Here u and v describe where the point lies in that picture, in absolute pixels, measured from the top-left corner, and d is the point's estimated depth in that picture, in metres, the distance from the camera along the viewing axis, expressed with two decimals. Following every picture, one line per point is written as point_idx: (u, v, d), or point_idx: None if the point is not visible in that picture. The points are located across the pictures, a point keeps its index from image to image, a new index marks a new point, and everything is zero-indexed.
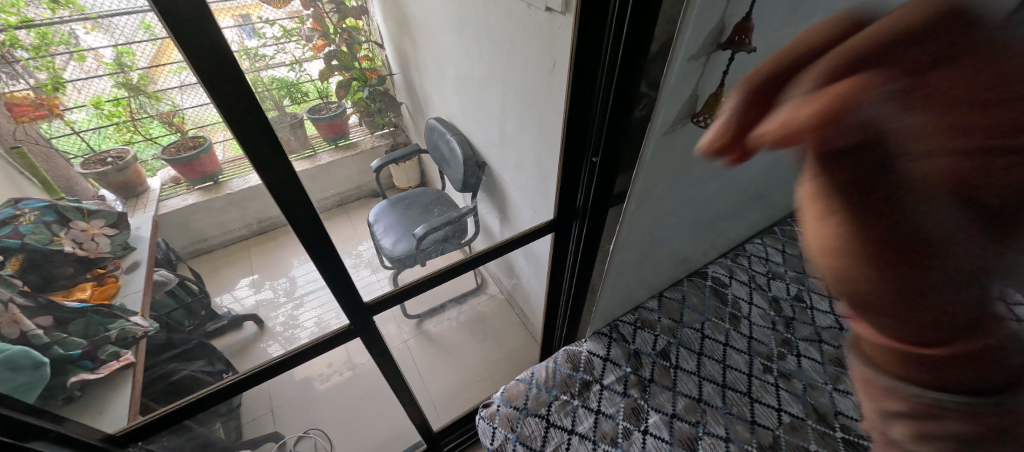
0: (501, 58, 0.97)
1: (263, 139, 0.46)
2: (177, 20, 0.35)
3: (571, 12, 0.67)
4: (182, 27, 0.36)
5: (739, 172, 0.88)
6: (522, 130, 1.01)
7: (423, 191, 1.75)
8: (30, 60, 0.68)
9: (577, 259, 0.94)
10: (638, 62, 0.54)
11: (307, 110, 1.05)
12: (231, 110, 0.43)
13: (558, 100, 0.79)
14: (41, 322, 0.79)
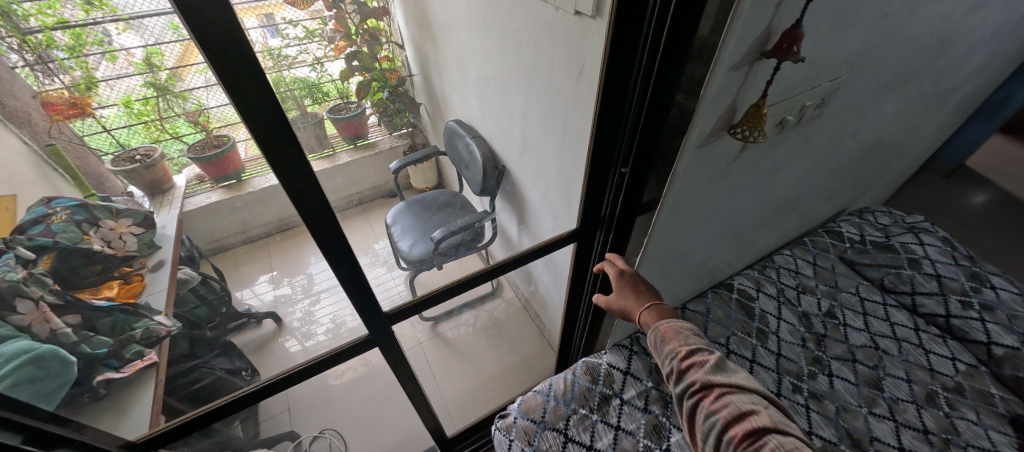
0: (524, 61, 0.94)
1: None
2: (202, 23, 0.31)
3: (603, 15, 0.63)
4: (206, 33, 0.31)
5: (773, 182, 0.83)
6: (545, 135, 0.98)
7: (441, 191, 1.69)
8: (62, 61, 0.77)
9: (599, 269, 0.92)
10: (675, 71, 0.50)
11: (333, 111, 1.43)
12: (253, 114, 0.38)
13: (584, 107, 0.76)
14: (69, 321, 0.80)
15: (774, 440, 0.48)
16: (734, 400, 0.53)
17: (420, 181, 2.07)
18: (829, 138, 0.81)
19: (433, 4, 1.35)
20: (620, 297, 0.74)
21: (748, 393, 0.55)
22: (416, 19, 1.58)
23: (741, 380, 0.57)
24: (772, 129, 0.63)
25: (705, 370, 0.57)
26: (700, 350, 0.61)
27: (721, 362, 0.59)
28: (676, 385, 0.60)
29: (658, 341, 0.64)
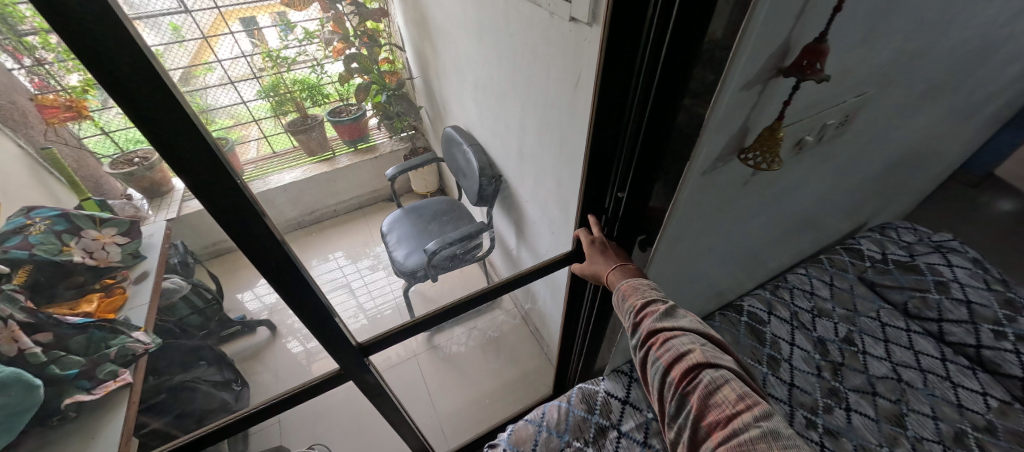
0: (519, 68, 0.88)
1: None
2: (71, 32, 0.25)
3: (600, 22, 0.57)
4: (85, 47, 0.26)
5: (787, 203, 0.76)
6: (541, 147, 0.92)
7: (442, 199, 1.64)
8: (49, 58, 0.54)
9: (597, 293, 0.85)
10: (675, 89, 0.44)
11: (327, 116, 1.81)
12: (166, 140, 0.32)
13: (582, 121, 0.70)
14: (39, 340, 0.77)
15: (707, 376, 0.45)
16: (675, 343, 0.49)
17: (421, 186, 2.02)
18: (852, 155, 0.74)
19: (429, 5, 1.30)
20: (590, 264, 0.64)
21: (689, 332, 0.50)
22: (413, 21, 1.54)
23: (685, 321, 0.52)
24: (788, 151, 0.56)
25: (653, 318, 0.52)
26: (652, 299, 0.54)
27: (673, 310, 0.53)
28: (631, 336, 0.54)
29: (618, 298, 0.57)
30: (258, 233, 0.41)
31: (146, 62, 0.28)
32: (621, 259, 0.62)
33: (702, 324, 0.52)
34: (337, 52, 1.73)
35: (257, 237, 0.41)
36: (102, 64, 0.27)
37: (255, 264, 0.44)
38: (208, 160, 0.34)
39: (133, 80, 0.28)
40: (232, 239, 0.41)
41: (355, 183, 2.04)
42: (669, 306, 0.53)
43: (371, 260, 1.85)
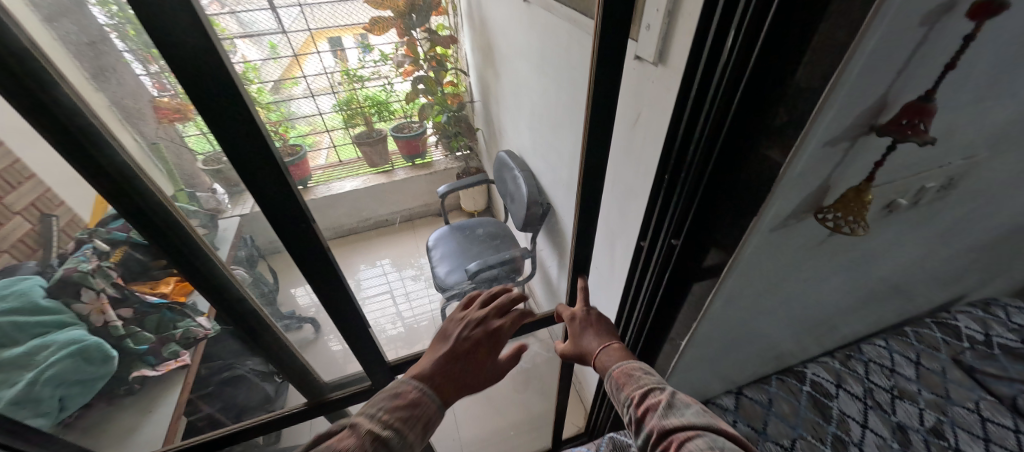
0: (578, 101, 0.87)
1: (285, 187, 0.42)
2: (182, 58, 0.30)
3: (668, 62, 0.55)
4: (190, 71, 0.30)
5: (869, 268, 0.67)
6: (593, 182, 0.89)
7: (487, 220, 1.66)
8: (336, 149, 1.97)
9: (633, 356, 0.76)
10: (742, 141, 0.41)
11: (392, 132, 2.04)
12: (242, 153, 0.36)
13: (639, 159, 0.67)
14: (123, 314, 0.85)
15: None
16: (686, 444, 0.42)
17: (470, 205, 2.07)
18: (957, 220, 0.64)
19: (496, 35, 1.35)
20: (578, 345, 0.63)
21: (699, 428, 0.44)
22: (479, 48, 1.61)
23: (691, 412, 0.46)
24: (876, 212, 0.50)
25: (655, 412, 0.47)
26: (649, 388, 0.50)
27: (672, 399, 0.49)
28: (637, 438, 0.49)
29: (613, 388, 0.54)
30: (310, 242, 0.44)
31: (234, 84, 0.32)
32: (606, 339, 0.61)
33: (713, 416, 0.46)
34: (407, 73, 1.90)
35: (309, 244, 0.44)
36: (198, 84, 0.31)
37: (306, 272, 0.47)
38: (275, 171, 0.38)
39: (222, 98, 0.33)
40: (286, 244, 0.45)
41: (409, 196, 2.13)
42: (669, 395, 0.49)
43: (414, 270, 1.90)
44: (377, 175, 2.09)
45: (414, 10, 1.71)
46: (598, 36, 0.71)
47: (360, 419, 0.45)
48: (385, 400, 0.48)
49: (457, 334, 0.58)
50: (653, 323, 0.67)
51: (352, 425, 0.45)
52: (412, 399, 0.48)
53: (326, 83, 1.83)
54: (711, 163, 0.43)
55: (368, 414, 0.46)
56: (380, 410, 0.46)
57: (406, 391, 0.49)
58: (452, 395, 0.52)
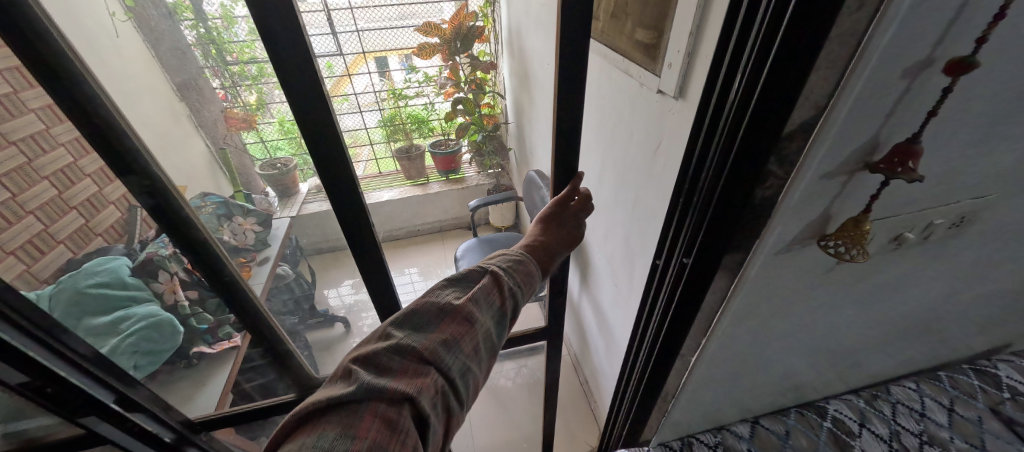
0: (605, 127, 0.93)
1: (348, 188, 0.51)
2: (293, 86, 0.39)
3: (687, 97, 0.60)
4: (297, 95, 0.40)
5: (887, 303, 0.68)
6: (616, 202, 0.94)
7: (512, 235, 1.73)
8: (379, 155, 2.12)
9: (645, 372, 0.79)
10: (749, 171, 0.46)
11: (429, 149, 2.18)
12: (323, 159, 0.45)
13: (658, 183, 0.72)
14: (190, 295, 0.97)
15: None
16: None
17: (497, 220, 2.17)
18: (979, 259, 0.64)
19: (533, 62, 1.44)
20: None
21: None
22: (517, 74, 1.72)
23: None
24: (883, 245, 0.53)
25: None
26: None
27: None
28: None
29: None
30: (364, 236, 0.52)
31: (325, 106, 0.42)
32: None
33: None
34: (448, 94, 2.03)
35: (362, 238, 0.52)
36: (300, 104, 0.41)
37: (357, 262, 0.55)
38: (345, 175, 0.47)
39: (315, 115, 0.42)
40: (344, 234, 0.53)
41: (441, 208, 2.25)
42: None
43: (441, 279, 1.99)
44: (413, 187, 2.20)
45: (460, 38, 1.82)
46: (625, 70, 0.76)
47: (496, 268, 0.51)
48: (512, 259, 0.53)
49: (559, 213, 0.58)
50: (666, 339, 0.70)
51: (490, 272, 0.51)
52: (530, 264, 0.54)
53: (372, 99, 2.03)
54: (719, 188, 0.48)
55: (500, 265, 0.52)
56: (509, 264, 0.52)
57: (526, 258, 0.54)
58: (554, 264, 0.58)
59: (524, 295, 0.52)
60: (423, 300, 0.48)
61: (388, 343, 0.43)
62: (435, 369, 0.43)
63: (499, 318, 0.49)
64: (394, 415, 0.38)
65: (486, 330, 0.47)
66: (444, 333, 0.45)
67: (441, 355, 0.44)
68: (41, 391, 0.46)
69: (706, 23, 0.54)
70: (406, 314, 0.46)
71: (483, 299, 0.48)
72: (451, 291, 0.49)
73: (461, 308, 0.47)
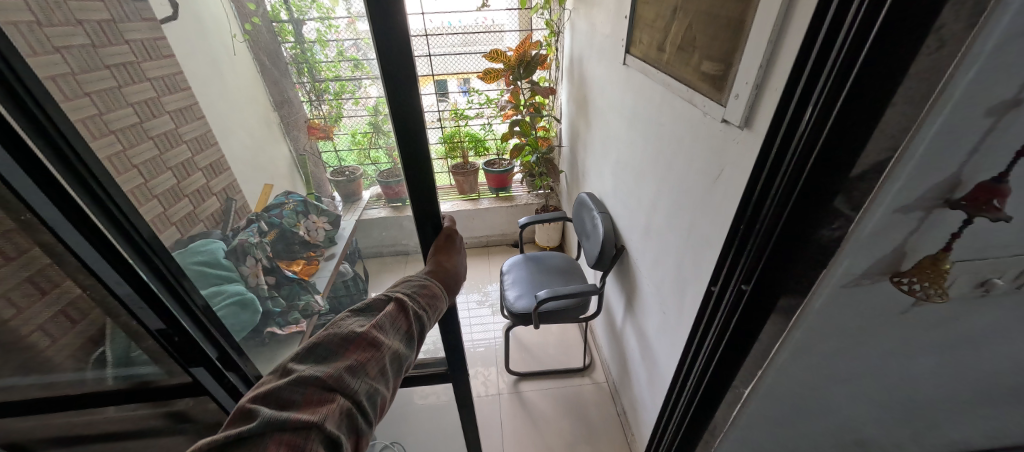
0: (663, 153, 0.94)
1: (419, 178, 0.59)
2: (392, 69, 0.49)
3: (754, 127, 0.61)
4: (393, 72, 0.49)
5: (973, 359, 0.62)
6: (669, 229, 0.95)
7: (556, 254, 1.75)
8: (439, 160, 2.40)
9: (693, 404, 0.77)
10: (819, 197, 0.46)
11: (484, 167, 2.34)
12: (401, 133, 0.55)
13: (718, 210, 0.73)
14: (268, 280, 1.11)
15: None
16: None
17: (544, 239, 2.31)
18: None
19: (593, 89, 1.49)
20: None
21: None
22: (575, 100, 1.79)
23: None
24: (969, 289, 0.50)
25: None
26: None
27: None
28: None
29: None
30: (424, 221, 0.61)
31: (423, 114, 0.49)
32: None
33: None
34: (507, 116, 2.13)
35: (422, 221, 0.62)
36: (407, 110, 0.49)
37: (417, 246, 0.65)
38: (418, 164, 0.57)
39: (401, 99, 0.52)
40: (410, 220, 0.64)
41: (490, 224, 2.43)
42: None
43: (479, 295, 2.21)
44: (464, 201, 2.45)
45: (523, 64, 1.92)
46: (688, 99, 0.78)
47: (400, 295, 0.56)
48: (414, 286, 0.59)
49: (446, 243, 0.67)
50: (719, 366, 0.69)
51: (395, 298, 0.56)
52: (432, 289, 0.60)
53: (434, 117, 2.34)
54: (789, 206, 0.49)
55: (404, 293, 0.57)
56: (412, 291, 0.58)
57: (429, 283, 0.60)
58: (454, 286, 0.65)
59: (429, 318, 0.57)
60: (327, 332, 0.51)
61: (289, 377, 0.45)
62: (341, 394, 0.45)
63: (407, 340, 0.54)
64: (299, 440, 0.40)
65: (394, 352, 0.51)
66: (349, 361, 0.48)
67: (346, 380, 0.46)
68: (171, 339, 0.62)
69: (777, 58, 0.56)
70: (309, 347, 0.49)
71: (388, 324, 0.53)
72: (355, 320, 0.53)
73: (367, 334, 0.50)
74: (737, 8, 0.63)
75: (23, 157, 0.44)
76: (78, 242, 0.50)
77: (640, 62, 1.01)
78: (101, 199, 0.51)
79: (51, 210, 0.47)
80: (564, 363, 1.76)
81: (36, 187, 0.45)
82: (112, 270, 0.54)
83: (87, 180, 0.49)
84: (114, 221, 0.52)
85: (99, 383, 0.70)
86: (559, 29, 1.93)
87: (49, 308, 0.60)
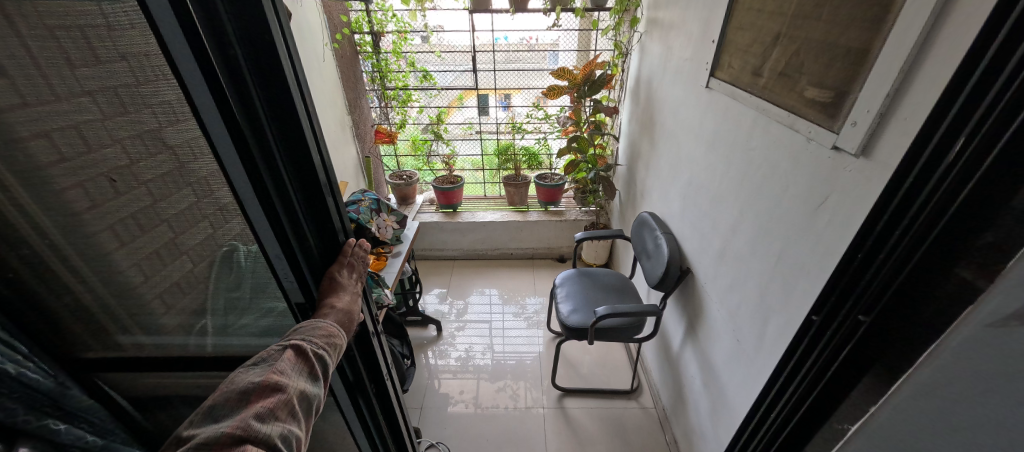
0: (749, 177, 0.94)
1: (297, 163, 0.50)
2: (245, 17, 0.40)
3: (874, 157, 0.61)
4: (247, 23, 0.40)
5: None
6: (753, 253, 0.93)
7: (609, 272, 1.74)
8: (488, 169, 2.62)
9: (780, 435, 0.73)
10: (972, 231, 0.44)
11: (536, 180, 2.38)
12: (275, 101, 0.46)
13: (822, 238, 0.71)
14: None
15: None
16: None
17: (590, 256, 2.31)
18: None
19: (663, 110, 1.50)
20: None
21: None
22: (639, 120, 1.80)
23: None
24: None
25: None
26: None
27: None
28: None
29: None
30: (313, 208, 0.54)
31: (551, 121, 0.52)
32: None
33: None
34: (566, 132, 2.16)
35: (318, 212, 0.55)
36: None
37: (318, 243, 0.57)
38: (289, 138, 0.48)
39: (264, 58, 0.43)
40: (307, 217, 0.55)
41: (537, 236, 2.47)
42: None
43: (517, 307, 2.22)
44: (514, 212, 2.49)
45: (588, 83, 1.96)
46: (790, 125, 0.78)
47: (294, 341, 0.55)
48: (309, 328, 0.57)
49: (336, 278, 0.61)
50: (814, 399, 0.66)
51: (288, 345, 0.55)
52: (330, 327, 0.58)
53: (494, 127, 2.46)
54: (932, 234, 0.48)
55: (298, 337, 0.56)
56: (309, 333, 0.56)
57: (325, 323, 0.58)
58: (356, 317, 0.63)
59: (333, 354, 0.57)
60: (221, 391, 0.50)
61: (190, 442, 0.45)
62: (250, 443, 0.46)
63: (312, 378, 0.54)
64: None
65: (300, 393, 0.52)
66: (253, 412, 0.48)
67: (254, 428, 0.47)
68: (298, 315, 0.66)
69: (909, 89, 0.56)
70: (206, 409, 0.49)
71: (288, 368, 0.53)
72: (251, 374, 0.52)
73: (266, 383, 0.51)
74: (860, 37, 0.62)
75: (234, 130, 0.44)
76: (260, 217, 0.50)
77: (727, 86, 1.01)
78: (286, 178, 0.50)
79: (246, 184, 0.48)
80: (609, 383, 1.72)
81: (237, 158, 0.46)
82: (277, 245, 0.53)
83: (279, 155, 0.48)
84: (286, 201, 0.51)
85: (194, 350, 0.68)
86: (627, 50, 1.97)
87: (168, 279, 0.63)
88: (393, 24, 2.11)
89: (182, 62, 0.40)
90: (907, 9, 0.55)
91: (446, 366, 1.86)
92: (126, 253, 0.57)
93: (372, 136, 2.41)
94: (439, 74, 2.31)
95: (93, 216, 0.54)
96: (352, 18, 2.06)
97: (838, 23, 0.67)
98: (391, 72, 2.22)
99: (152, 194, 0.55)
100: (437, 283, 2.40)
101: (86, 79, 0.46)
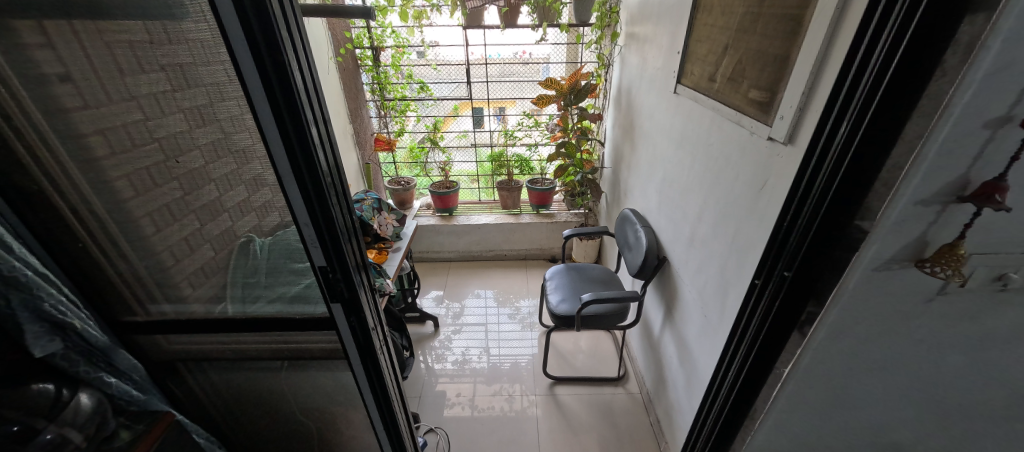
0: (710, 168, 1.06)
1: (304, 150, 0.59)
2: (260, 30, 0.50)
3: (797, 142, 0.74)
4: (262, 35, 0.50)
5: None
6: (715, 235, 1.04)
7: (596, 267, 1.85)
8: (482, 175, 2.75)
9: (735, 387, 0.84)
10: (856, 192, 0.56)
11: (528, 184, 2.51)
12: (284, 98, 0.55)
13: (765, 214, 0.83)
14: None
15: None
16: None
17: (580, 256, 2.43)
18: None
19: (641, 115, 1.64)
20: None
21: None
22: (621, 125, 1.94)
23: None
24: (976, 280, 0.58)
25: None
26: None
27: None
28: None
29: None
30: (317, 190, 0.62)
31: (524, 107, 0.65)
32: None
33: None
34: (555, 137, 2.31)
35: (325, 195, 0.63)
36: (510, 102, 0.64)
37: (326, 221, 0.65)
38: (295, 129, 0.57)
39: (273, 63, 0.52)
40: (318, 199, 0.63)
41: (530, 237, 2.59)
42: None
43: (511, 309, 2.31)
44: (507, 215, 2.61)
45: (574, 92, 2.10)
46: (737, 121, 0.91)
47: None
48: None
49: None
50: (759, 350, 0.77)
51: None
52: None
53: (488, 136, 2.61)
54: (827, 199, 0.60)
55: None
56: None
57: None
58: None
59: None
60: None
61: None
62: None
63: None
64: None
65: None
66: None
67: None
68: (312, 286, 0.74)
69: (818, 85, 0.68)
70: None
71: None
72: None
73: None
74: (784, 46, 0.76)
75: (278, 116, 0.55)
76: (294, 190, 0.61)
77: (691, 91, 1.15)
78: (316, 157, 0.60)
79: (284, 162, 0.59)
80: (599, 373, 1.83)
81: (280, 139, 0.57)
82: (306, 215, 0.63)
83: (314, 139, 0.59)
84: (316, 177, 0.61)
85: (219, 317, 0.77)
86: (609, 62, 2.13)
87: (193, 263, 0.72)
88: (391, 39, 2.23)
89: (243, 61, 0.51)
90: (813, 23, 0.69)
91: (445, 368, 1.92)
92: (143, 211, 0.67)
93: (371, 144, 2.54)
94: (435, 86, 2.46)
95: (135, 201, 0.66)
96: (353, 34, 2.18)
97: (768, 35, 0.81)
98: (390, 84, 2.34)
99: (183, 187, 0.66)
100: (435, 285, 2.50)
101: (139, 85, 0.58)
